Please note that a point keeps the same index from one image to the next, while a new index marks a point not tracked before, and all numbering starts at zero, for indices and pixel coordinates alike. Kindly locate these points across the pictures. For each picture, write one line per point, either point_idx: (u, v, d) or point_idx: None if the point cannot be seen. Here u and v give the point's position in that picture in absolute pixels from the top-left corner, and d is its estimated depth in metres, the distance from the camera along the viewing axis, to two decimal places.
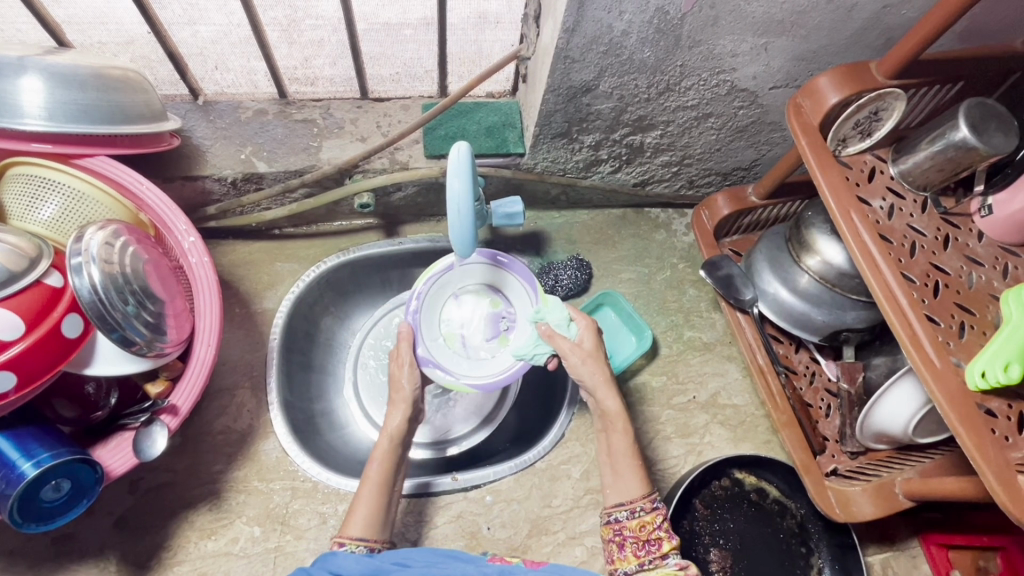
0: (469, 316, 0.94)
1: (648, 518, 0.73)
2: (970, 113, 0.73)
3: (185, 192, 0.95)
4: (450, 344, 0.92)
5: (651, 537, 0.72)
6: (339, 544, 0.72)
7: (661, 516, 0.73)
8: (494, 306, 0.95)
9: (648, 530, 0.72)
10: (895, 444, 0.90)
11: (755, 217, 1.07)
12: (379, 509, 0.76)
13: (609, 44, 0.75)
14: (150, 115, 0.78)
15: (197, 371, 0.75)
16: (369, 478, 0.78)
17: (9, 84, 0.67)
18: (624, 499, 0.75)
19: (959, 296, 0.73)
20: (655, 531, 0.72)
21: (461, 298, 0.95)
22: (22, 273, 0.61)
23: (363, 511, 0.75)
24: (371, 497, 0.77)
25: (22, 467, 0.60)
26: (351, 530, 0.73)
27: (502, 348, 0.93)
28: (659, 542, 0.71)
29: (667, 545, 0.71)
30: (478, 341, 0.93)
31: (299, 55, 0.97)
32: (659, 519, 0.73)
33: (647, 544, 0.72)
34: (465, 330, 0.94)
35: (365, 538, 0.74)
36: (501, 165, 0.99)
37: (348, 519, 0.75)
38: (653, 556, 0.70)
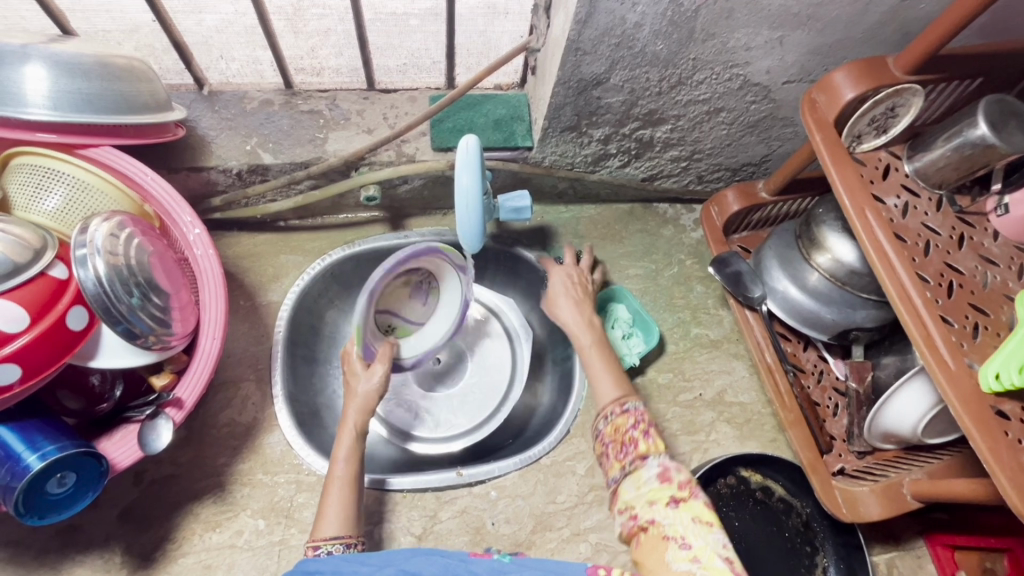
0: (397, 305, 1.00)
1: (621, 420, 0.74)
2: (989, 111, 0.71)
3: (191, 183, 0.94)
4: (405, 334, 1.02)
5: (630, 439, 0.72)
6: (315, 547, 0.73)
7: (634, 417, 0.74)
8: (408, 284, 0.99)
9: (623, 431, 0.73)
10: (903, 444, 0.89)
11: (765, 213, 1.06)
12: (349, 506, 0.78)
13: (622, 36, 0.74)
14: (155, 105, 0.77)
15: (201, 365, 0.74)
16: (335, 478, 0.79)
17: (13, 73, 0.66)
18: (600, 409, 0.79)
19: (974, 296, 0.72)
20: (630, 431, 0.73)
21: (384, 305, 0.98)
22: (25, 264, 0.60)
23: (333, 511, 0.77)
24: (338, 497, 0.78)
25: (28, 459, 0.60)
26: (324, 532, 0.75)
27: (441, 298, 1.04)
28: (637, 443, 0.71)
29: (646, 446, 0.71)
30: (415, 311, 1.03)
31: (305, 45, 0.96)
32: (632, 421, 0.74)
33: (625, 447, 0.72)
34: (402, 314, 1.01)
35: (340, 535, 0.75)
36: (509, 159, 0.97)
37: (319, 521, 0.76)
38: (632, 456, 0.70)
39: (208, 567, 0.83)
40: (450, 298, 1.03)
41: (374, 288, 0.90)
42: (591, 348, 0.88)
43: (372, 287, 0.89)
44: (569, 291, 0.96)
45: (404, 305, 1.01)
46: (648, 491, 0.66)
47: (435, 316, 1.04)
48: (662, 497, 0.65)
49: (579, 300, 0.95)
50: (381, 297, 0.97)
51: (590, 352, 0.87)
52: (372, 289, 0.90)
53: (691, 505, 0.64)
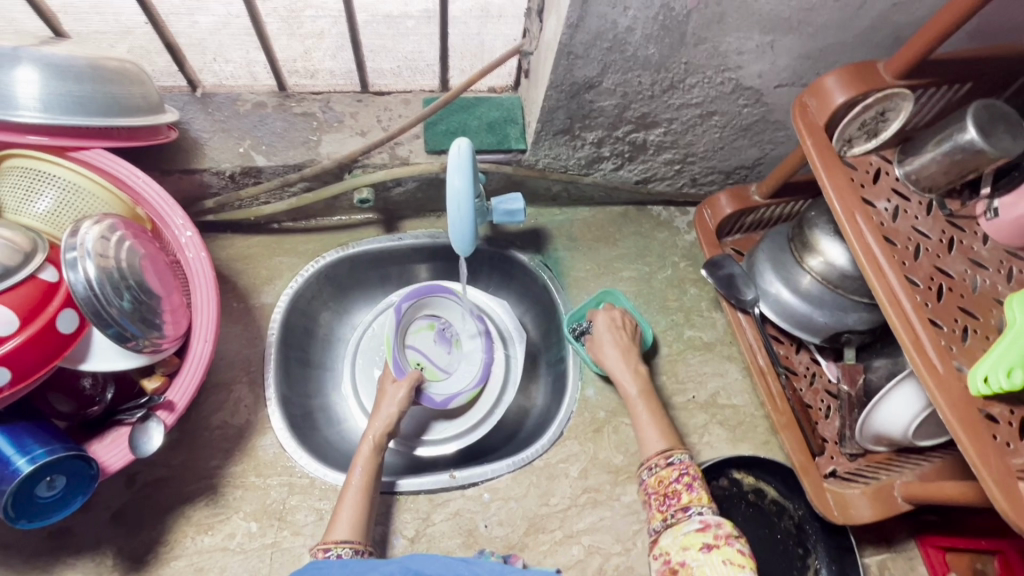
0: (425, 347, 1.09)
1: (665, 473, 0.80)
2: (978, 115, 0.72)
3: (184, 185, 0.94)
4: (436, 377, 1.08)
5: (674, 491, 0.78)
6: (325, 548, 0.76)
7: (678, 470, 0.80)
8: (432, 329, 1.10)
9: (667, 484, 0.79)
10: (894, 446, 0.89)
11: (758, 217, 1.06)
12: (361, 513, 0.80)
13: (614, 40, 0.74)
14: (147, 107, 0.77)
15: (193, 368, 0.74)
16: (351, 485, 0.83)
17: (3, 75, 0.66)
18: (644, 458, 0.84)
19: (963, 299, 0.73)
20: (674, 485, 0.79)
21: (411, 342, 1.07)
22: (14, 268, 0.60)
23: (346, 516, 0.80)
24: (353, 503, 0.81)
25: (17, 463, 0.60)
26: (336, 534, 0.77)
27: (462, 351, 1.12)
28: (680, 496, 0.78)
29: (688, 498, 0.77)
30: (443, 358, 1.10)
31: (298, 47, 0.96)
32: (676, 474, 0.80)
33: (668, 498, 0.78)
34: (432, 358, 1.09)
35: (350, 540, 0.77)
36: (502, 161, 0.98)
37: (332, 524, 0.79)
38: (675, 509, 0.77)
39: (199, 570, 0.82)
40: (471, 349, 1.11)
41: (400, 311, 1.03)
42: (639, 399, 0.91)
43: (398, 309, 1.03)
44: (616, 338, 0.96)
45: (432, 350, 1.10)
46: (684, 538, 0.73)
47: (461, 365, 1.11)
48: (696, 543, 0.71)
49: (621, 346, 0.96)
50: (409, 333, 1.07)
51: (637, 404, 0.90)
52: (398, 310, 1.03)
53: (724, 550, 0.69)
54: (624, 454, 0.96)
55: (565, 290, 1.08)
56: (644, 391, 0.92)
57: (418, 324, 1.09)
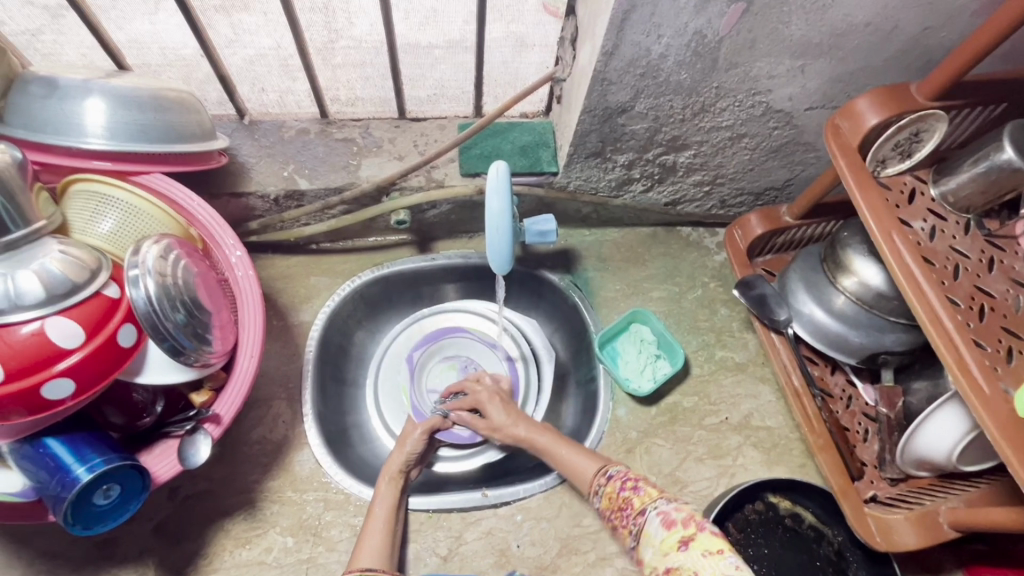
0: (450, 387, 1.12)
1: (610, 490, 0.78)
2: (1015, 135, 0.72)
3: (230, 207, 0.99)
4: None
5: (625, 502, 0.74)
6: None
7: (618, 479, 0.78)
8: (455, 368, 1.14)
9: (615, 499, 0.76)
10: (938, 471, 0.87)
11: (789, 237, 1.06)
12: (384, 546, 0.82)
13: (647, 66, 0.77)
14: (201, 134, 0.81)
15: (239, 381, 0.77)
16: (374, 517, 0.84)
17: (74, 105, 0.71)
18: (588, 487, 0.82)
19: (1006, 320, 0.72)
20: (621, 495, 0.75)
21: (435, 386, 1.12)
22: (83, 283, 0.63)
23: (371, 545, 0.81)
24: (377, 534, 0.83)
25: (77, 471, 0.63)
26: (361, 561, 0.78)
27: None
28: (631, 502, 0.74)
29: (639, 501, 0.73)
30: None
31: (341, 78, 1.03)
32: (617, 485, 0.77)
33: (623, 511, 0.74)
34: None
35: (374, 566, 0.78)
36: (534, 184, 1.00)
37: (356, 553, 0.80)
38: (633, 518, 0.72)
39: None
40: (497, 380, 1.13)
41: (412, 361, 1.12)
42: (552, 443, 0.89)
43: (410, 360, 1.12)
44: (496, 400, 0.98)
45: None
46: (660, 543, 0.66)
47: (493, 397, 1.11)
48: (673, 543, 0.64)
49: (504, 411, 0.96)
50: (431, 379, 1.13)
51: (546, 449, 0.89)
52: (410, 361, 1.12)
53: (700, 540, 0.63)
54: (657, 475, 0.96)
55: (595, 309, 1.09)
56: (554, 437, 0.90)
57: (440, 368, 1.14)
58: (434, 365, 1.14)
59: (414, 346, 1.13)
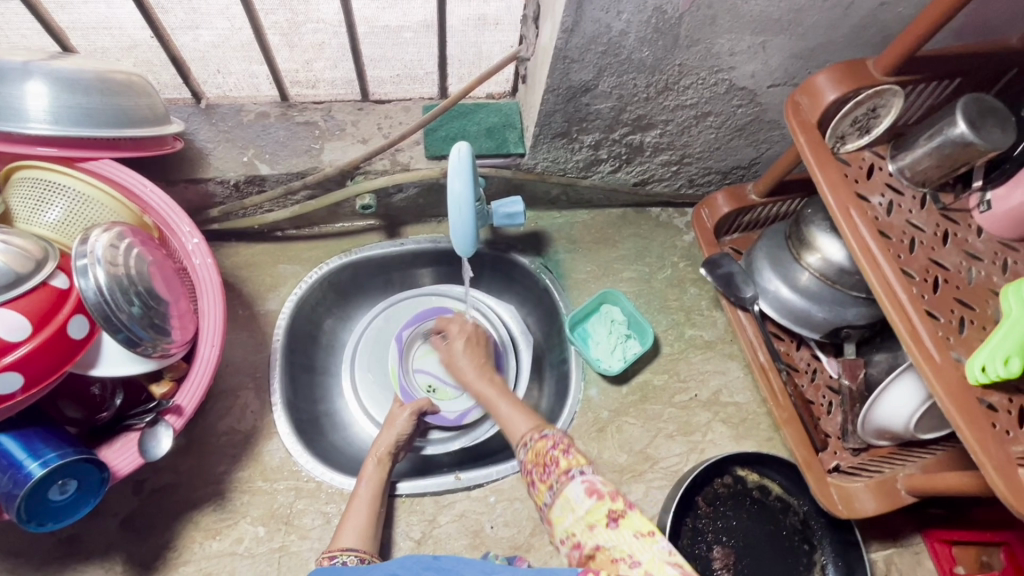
0: (436, 369, 1.12)
1: (539, 445, 0.75)
2: (969, 109, 0.73)
3: (189, 194, 0.96)
4: (447, 397, 1.10)
5: (550, 460, 0.72)
6: (331, 556, 0.78)
7: (553, 440, 0.75)
8: (440, 349, 1.13)
9: (543, 455, 0.74)
10: (897, 441, 0.90)
11: (755, 216, 1.07)
12: (369, 525, 0.83)
13: (608, 43, 0.76)
14: (153, 118, 0.78)
15: (200, 371, 0.75)
16: (358, 498, 0.85)
17: (15, 89, 0.68)
18: (518, 441, 0.80)
19: (959, 291, 0.74)
20: (549, 453, 0.73)
21: (421, 367, 1.11)
22: (28, 274, 0.61)
23: (354, 526, 0.82)
24: (361, 515, 0.83)
25: (30, 466, 0.61)
26: (342, 543, 0.80)
27: None
28: (557, 462, 0.72)
29: (566, 462, 0.71)
30: None
31: (300, 59, 0.99)
32: (551, 443, 0.74)
33: (547, 467, 0.73)
34: (444, 379, 1.11)
35: (356, 548, 0.80)
36: (501, 166, 0.99)
37: (339, 532, 0.81)
38: (556, 476, 0.71)
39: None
40: None
41: (400, 340, 1.12)
42: (498, 398, 0.88)
43: (399, 338, 1.12)
44: (469, 352, 0.97)
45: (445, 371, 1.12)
46: (585, 514, 0.66)
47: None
48: (599, 517, 0.65)
49: (474, 363, 0.96)
50: (417, 359, 1.12)
51: (497, 400, 0.88)
52: (399, 340, 1.12)
53: (631, 521, 0.64)
54: (628, 453, 0.98)
55: (565, 291, 1.09)
56: (499, 389, 0.90)
57: (426, 349, 1.13)
58: (420, 346, 1.13)
59: (403, 326, 1.11)
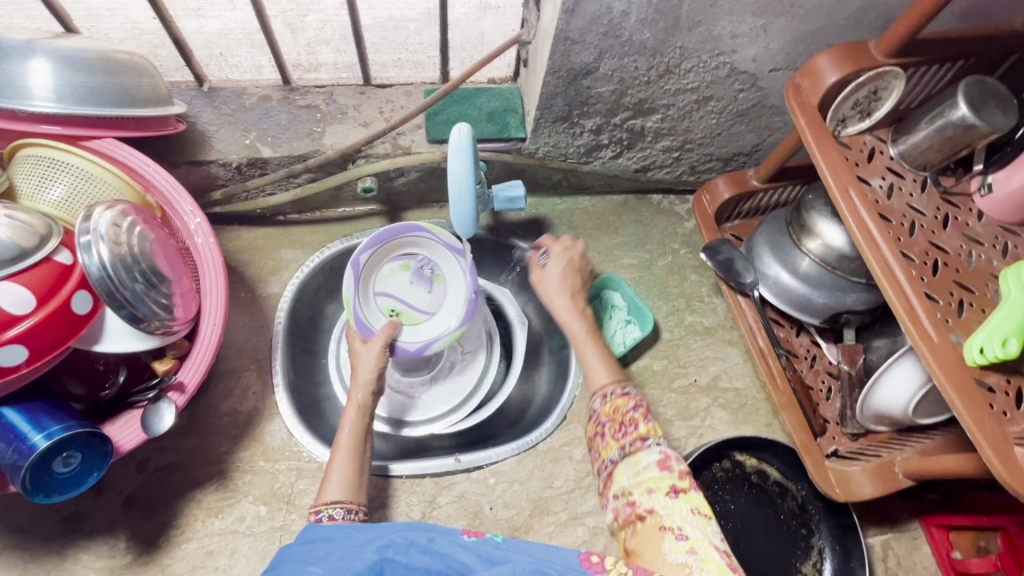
0: (400, 290, 0.94)
1: (620, 403, 0.73)
2: (969, 92, 0.73)
3: (192, 177, 0.96)
4: (414, 322, 0.95)
5: (628, 421, 0.70)
6: (316, 511, 0.74)
7: (633, 400, 0.73)
8: (407, 270, 0.95)
9: (622, 412, 0.72)
10: (896, 426, 0.90)
11: (756, 203, 1.07)
12: (352, 476, 0.78)
13: (609, 25, 0.76)
14: (156, 99, 0.79)
15: (203, 350, 0.75)
16: (340, 446, 0.80)
17: (18, 67, 0.68)
18: (595, 390, 0.77)
19: (958, 274, 0.74)
20: (629, 413, 0.71)
21: (383, 288, 0.94)
22: (31, 250, 0.62)
23: (338, 477, 0.78)
24: (344, 464, 0.79)
25: (33, 438, 0.62)
26: (328, 496, 0.76)
27: (443, 286, 0.96)
28: (635, 424, 0.70)
29: (645, 428, 0.69)
30: (423, 299, 0.96)
31: (302, 43, 0.99)
32: (631, 403, 0.73)
33: (623, 427, 0.70)
34: (409, 302, 0.95)
35: (342, 500, 0.76)
36: (502, 150, 1.00)
37: (323, 485, 0.77)
38: (631, 437, 0.69)
39: (209, 553, 0.84)
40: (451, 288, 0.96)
41: (357, 264, 0.89)
42: (584, 338, 0.83)
43: (354, 261, 0.89)
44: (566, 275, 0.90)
45: (409, 293, 0.95)
46: (647, 479, 0.65)
47: (445, 305, 0.96)
48: (662, 486, 0.64)
49: (566, 286, 0.89)
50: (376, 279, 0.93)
51: (580, 342, 0.83)
52: (357, 265, 0.89)
53: (691, 496, 0.63)
54: None
55: None
56: (590, 329, 0.85)
57: (389, 267, 0.94)
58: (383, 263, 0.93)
59: (361, 249, 0.87)
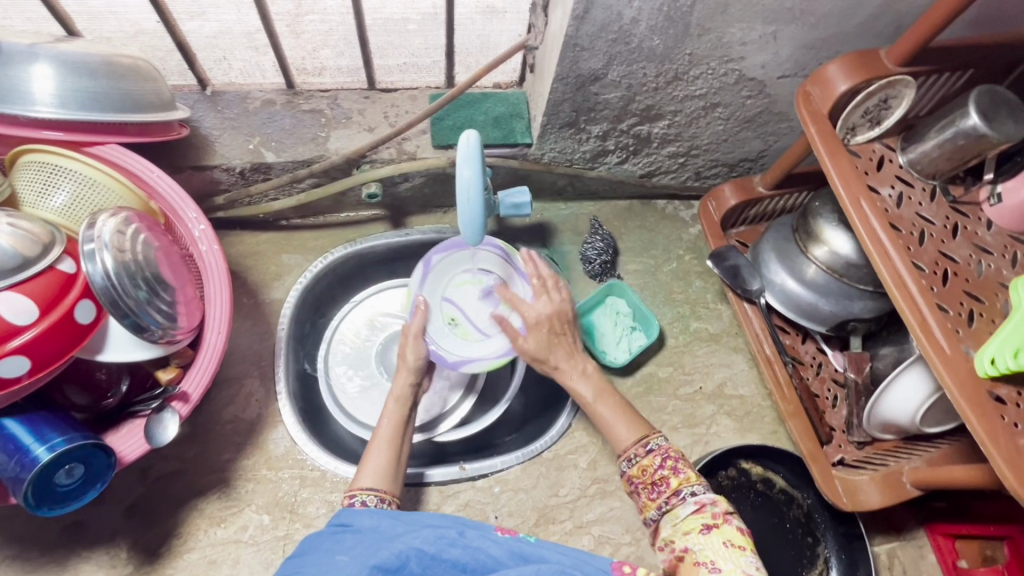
0: (465, 303, 1.01)
1: (646, 462, 0.74)
2: (981, 101, 0.72)
3: (194, 181, 0.96)
4: (469, 337, 0.99)
5: (659, 479, 0.73)
6: (351, 496, 0.73)
7: (659, 456, 0.74)
8: (479, 284, 1.01)
9: (650, 473, 0.73)
10: (902, 434, 0.90)
11: (762, 209, 1.07)
12: (389, 464, 0.78)
13: (619, 31, 0.75)
14: (159, 104, 0.78)
15: (207, 358, 0.75)
16: (379, 434, 0.80)
17: (20, 71, 0.67)
18: (621, 450, 0.78)
19: (968, 284, 0.73)
20: (658, 472, 0.73)
21: (452, 296, 1.00)
22: (34, 259, 0.61)
23: (375, 464, 0.77)
24: (381, 452, 0.78)
25: (36, 450, 0.61)
26: (362, 482, 0.75)
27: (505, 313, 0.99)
28: (667, 482, 0.72)
29: (676, 483, 0.72)
30: (483, 319, 1.00)
31: (305, 47, 0.97)
32: (659, 460, 0.74)
33: (656, 486, 0.73)
34: (471, 317, 1.00)
35: (376, 488, 0.75)
36: (507, 156, 0.99)
37: (358, 473, 0.76)
38: (665, 496, 0.72)
39: (212, 563, 0.83)
40: None
41: (429, 262, 0.99)
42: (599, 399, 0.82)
43: (427, 260, 0.99)
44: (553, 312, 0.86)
45: (475, 309, 1.01)
46: (682, 523, 0.68)
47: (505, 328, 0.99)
48: (695, 526, 0.67)
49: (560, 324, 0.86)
50: (450, 285, 1.01)
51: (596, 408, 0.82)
52: (428, 263, 0.99)
53: (724, 530, 0.65)
54: None
55: (571, 282, 1.09)
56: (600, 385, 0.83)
57: (464, 278, 1.01)
58: (460, 272, 1.01)
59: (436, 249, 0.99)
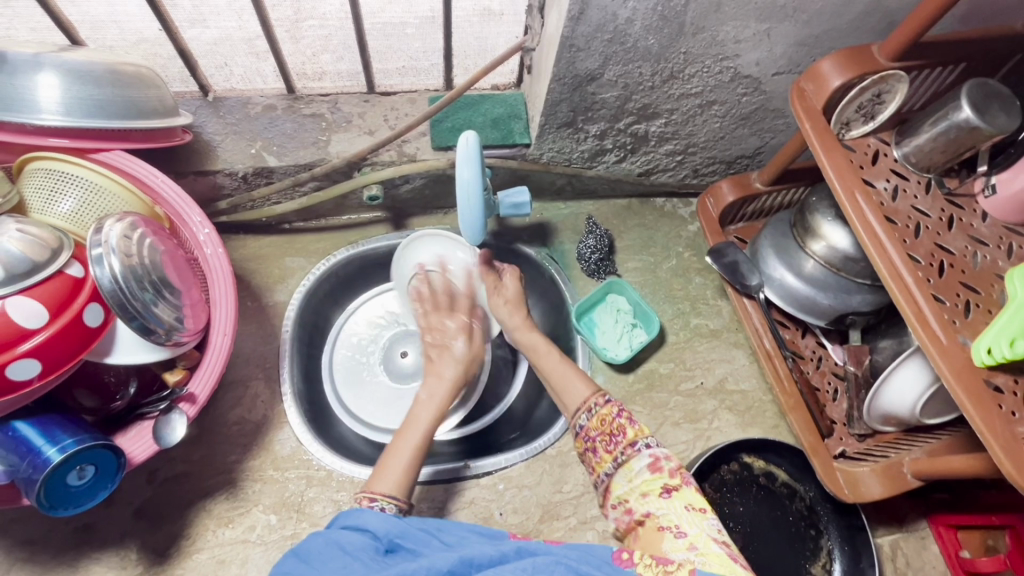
0: None
1: (604, 412, 0.77)
2: (973, 95, 0.73)
3: (197, 186, 0.97)
4: None
5: (615, 429, 0.75)
6: (370, 499, 0.69)
7: (616, 406, 0.77)
8: None
9: (609, 422, 0.76)
10: (903, 426, 0.91)
11: (759, 205, 1.08)
12: (409, 472, 0.73)
13: (614, 32, 0.77)
14: (163, 111, 0.79)
15: (214, 359, 0.76)
16: (404, 439, 0.76)
17: (26, 80, 0.68)
18: (576, 408, 0.81)
19: (964, 275, 0.74)
20: (615, 421, 0.76)
21: None
22: (44, 263, 0.62)
23: (391, 470, 0.73)
24: (403, 457, 0.75)
25: (47, 452, 0.62)
26: (379, 487, 0.71)
27: None
28: (623, 431, 0.75)
29: (633, 432, 0.74)
30: None
31: (305, 52, 0.97)
32: (615, 410, 0.77)
33: (613, 437, 0.75)
34: None
35: (395, 496, 0.71)
36: (507, 156, 1.00)
37: (376, 475, 0.72)
38: (621, 446, 0.74)
39: (221, 562, 0.84)
40: None
41: None
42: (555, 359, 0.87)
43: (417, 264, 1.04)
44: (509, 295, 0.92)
45: None
46: (641, 483, 0.70)
47: None
48: (654, 489, 0.69)
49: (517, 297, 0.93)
50: None
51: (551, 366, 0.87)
52: None
53: (682, 493, 0.68)
54: None
55: (571, 280, 1.10)
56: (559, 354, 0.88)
57: None
58: None
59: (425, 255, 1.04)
